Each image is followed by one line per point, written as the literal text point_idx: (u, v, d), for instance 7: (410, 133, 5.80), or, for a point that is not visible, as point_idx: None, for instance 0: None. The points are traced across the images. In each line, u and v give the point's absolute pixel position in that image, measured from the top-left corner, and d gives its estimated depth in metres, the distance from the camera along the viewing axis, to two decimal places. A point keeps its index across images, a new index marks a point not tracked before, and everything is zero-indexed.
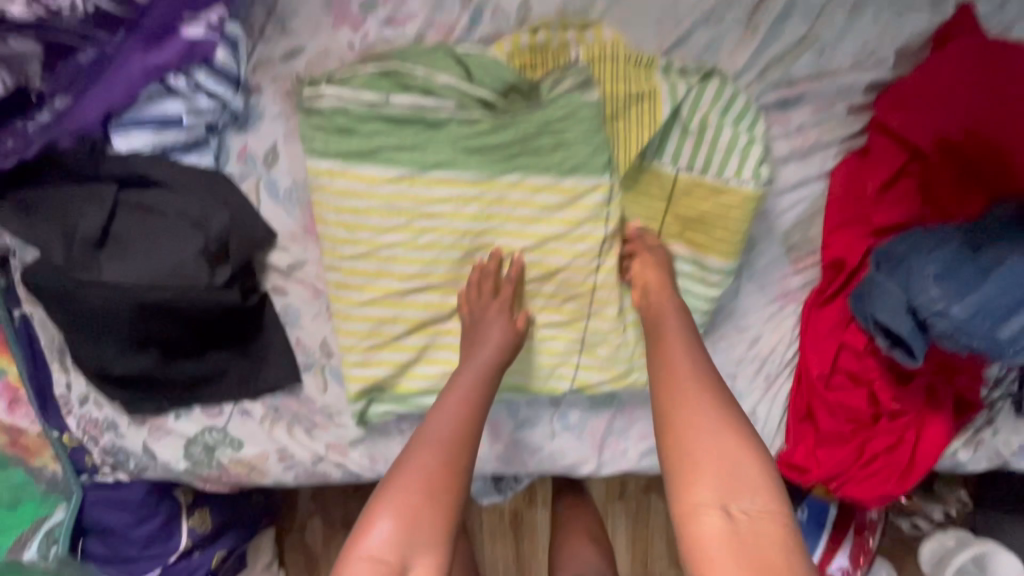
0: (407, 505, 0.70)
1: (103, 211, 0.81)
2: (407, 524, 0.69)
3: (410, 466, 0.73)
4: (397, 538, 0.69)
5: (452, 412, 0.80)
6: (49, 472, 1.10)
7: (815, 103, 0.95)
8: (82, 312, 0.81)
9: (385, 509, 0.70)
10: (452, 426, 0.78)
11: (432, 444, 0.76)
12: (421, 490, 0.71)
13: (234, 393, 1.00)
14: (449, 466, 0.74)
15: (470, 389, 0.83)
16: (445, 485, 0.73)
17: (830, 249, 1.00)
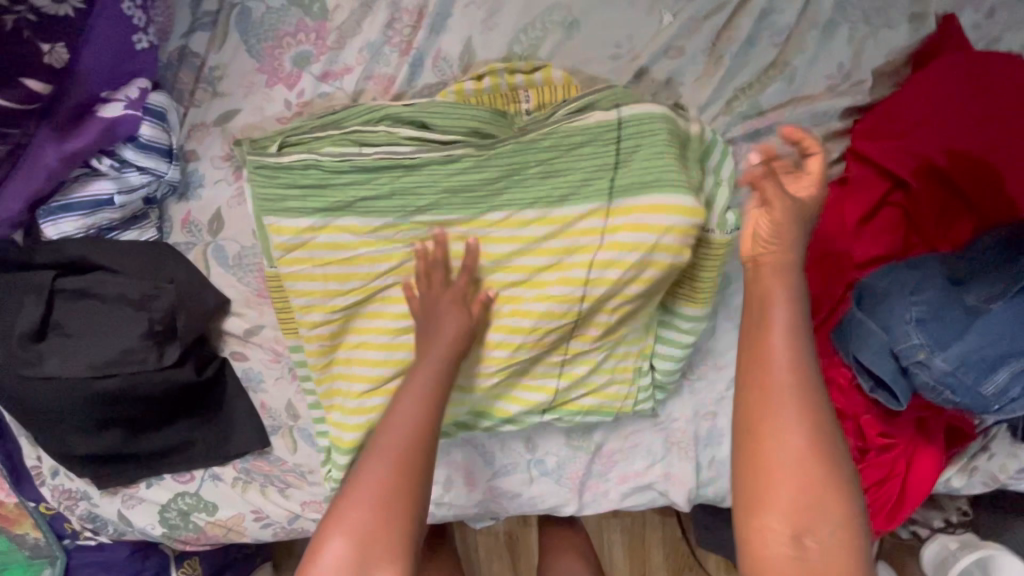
0: (357, 522, 0.65)
1: (40, 303, 0.79)
2: (359, 541, 0.65)
3: (359, 481, 0.67)
4: (349, 558, 0.64)
5: (407, 414, 0.71)
6: (31, 539, 1.09)
7: (787, 132, 0.90)
8: (32, 405, 0.81)
9: (335, 529, 0.65)
10: (405, 432, 0.70)
11: (384, 452, 0.69)
12: (372, 508, 0.66)
13: (201, 461, 0.98)
14: (401, 476, 0.68)
15: (422, 386, 0.74)
16: (399, 498, 0.67)
17: (810, 285, 0.94)
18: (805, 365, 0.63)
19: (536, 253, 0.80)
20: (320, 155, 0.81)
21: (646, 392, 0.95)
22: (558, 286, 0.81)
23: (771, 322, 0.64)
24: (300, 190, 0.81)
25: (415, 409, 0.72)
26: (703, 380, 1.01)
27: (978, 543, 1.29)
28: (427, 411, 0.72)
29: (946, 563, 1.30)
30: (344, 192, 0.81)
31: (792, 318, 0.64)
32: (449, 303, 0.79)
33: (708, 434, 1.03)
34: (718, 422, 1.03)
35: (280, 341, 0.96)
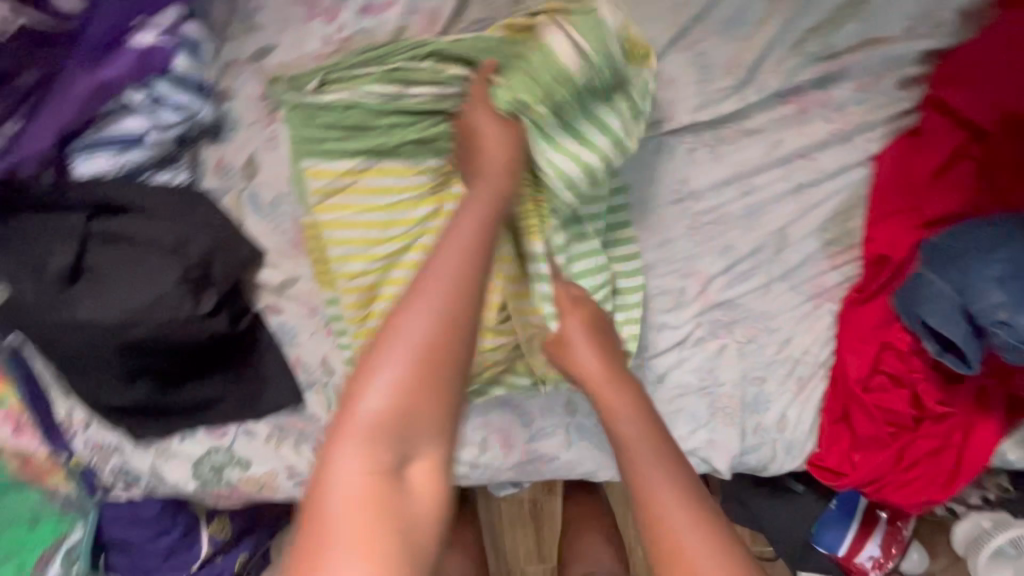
0: (405, 387, 0.55)
1: (74, 244, 0.76)
2: (397, 414, 0.54)
3: (392, 329, 0.56)
4: (378, 432, 0.54)
5: (455, 258, 0.59)
6: (63, 491, 1.06)
7: (859, 78, 0.84)
8: (67, 351, 0.78)
9: (375, 386, 0.55)
10: (437, 298, 0.57)
11: (428, 293, 0.57)
12: (422, 369, 0.55)
13: (233, 416, 0.95)
14: (439, 355, 0.56)
15: (462, 250, 0.60)
16: (439, 378, 0.56)
17: (875, 243, 0.88)
18: (677, 483, 0.65)
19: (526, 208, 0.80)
20: (359, 96, 0.78)
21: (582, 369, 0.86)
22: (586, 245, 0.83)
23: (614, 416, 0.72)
24: (345, 133, 0.79)
25: (466, 251, 0.60)
26: (752, 344, 0.96)
27: (1012, 522, 1.24)
28: (474, 255, 0.60)
29: (978, 544, 1.25)
30: (385, 138, 0.79)
31: (630, 397, 0.73)
32: (503, 148, 0.72)
33: (754, 399, 0.99)
34: (765, 387, 0.99)
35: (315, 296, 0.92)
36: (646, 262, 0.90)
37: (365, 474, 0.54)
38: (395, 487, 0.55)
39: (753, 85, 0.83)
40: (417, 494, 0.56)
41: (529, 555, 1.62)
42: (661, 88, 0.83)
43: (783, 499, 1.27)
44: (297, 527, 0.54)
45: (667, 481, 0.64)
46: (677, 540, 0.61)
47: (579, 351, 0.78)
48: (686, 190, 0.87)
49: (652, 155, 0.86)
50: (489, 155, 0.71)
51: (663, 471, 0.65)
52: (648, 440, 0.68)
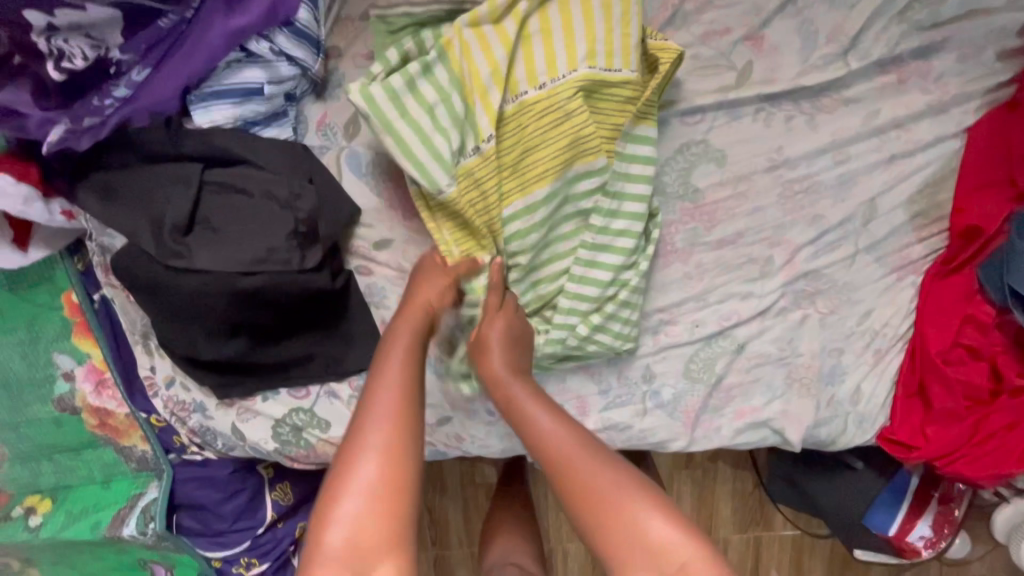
0: (353, 519, 0.63)
1: (190, 194, 0.76)
2: (356, 549, 0.63)
3: (338, 470, 0.65)
4: (347, 555, 0.62)
5: (382, 398, 0.68)
6: (139, 452, 1.09)
7: (959, 49, 0.85)
8: (177, 302, 0.79)
9: (330, 528, 0.63)
10: (370, 437, 0.66)
11: (366, 436, 0.66)
12: (368, 497, 0.64)
13: (320, 375, 0.96)
14: (394, 496, 0.64)
15: (398, 398, 0.68)
16: (395, 511, 0.64)
17: (964, 214, 0.90)
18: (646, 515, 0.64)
19: (530, 203, 0.82)
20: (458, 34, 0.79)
21: (605, 336, 0.88)
22: (622, 220, 0.86)
23: (537, 428, 0.71)
24: (448, 77, 0.80)
25: (388, 388, 0.69)
26: (834, 315, 0.97)
27: None
28: (399, 388, 0.69)
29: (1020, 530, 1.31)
30: (498, 78, 0.79)
31: (550, 412, 0.72)
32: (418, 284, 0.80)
33: (831, 370, 0.99)
34: (843, 359, 0.99)
35: (408, 257, 0.92)
36: (735, 231, 0.91)
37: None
38: None
39: (857, 53, 0.84)
40: None
41: (571, 533, 1.65)
42: (765, 55, 0.85)
43: (839, 477, 1.29)
44: None
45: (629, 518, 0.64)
46: (635, 529, 0.63)
47: (491, 360, 0.77)
48: (781, 158, 0.88)
49: (750, 122, 0.87)
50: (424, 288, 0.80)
51: (607, 468, 0.66)
52: (582, 452, 0.68)
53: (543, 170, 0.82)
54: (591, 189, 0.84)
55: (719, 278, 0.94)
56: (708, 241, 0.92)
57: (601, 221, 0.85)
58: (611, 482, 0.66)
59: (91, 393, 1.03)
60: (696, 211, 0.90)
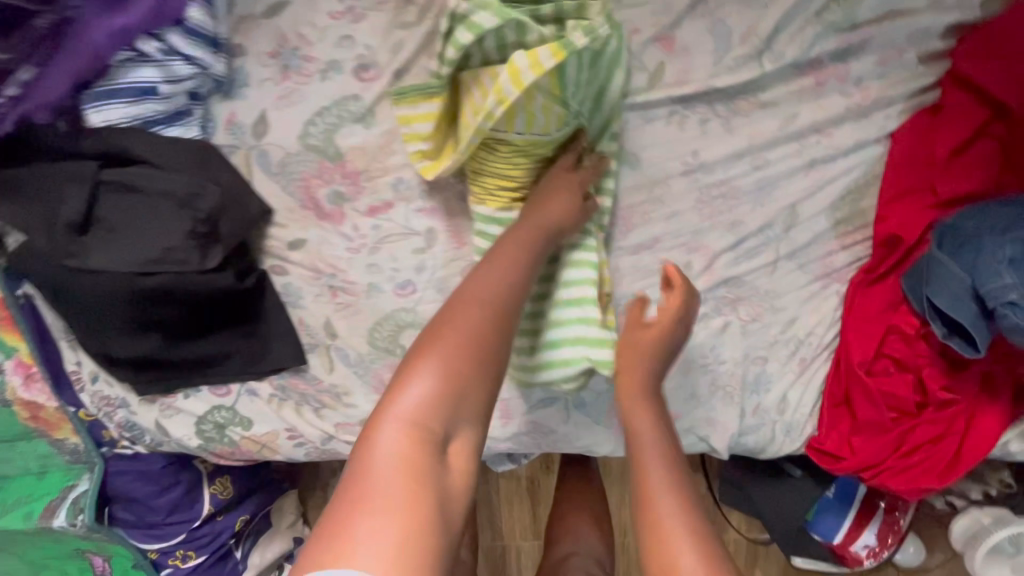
0: (452, 365, 0.61)
1: (84, 192, 0.77)
2: (438, 402, 0.59)
3: (451, 319, 0.64)
4: (439, 400, 0.59)
5: (498, 270, 0.70)
6: (71, 444, 1.10)
7: (881, 52, 0.84)
8: (76, 301, 0.79)
9: (421, 374, 0.60)
10: (487, 299, 0.66)
11: (480, 297, 0.67)
12: (470, 347, 0.62)
13: (238, 374, 0.95)
14: (475, 364, 0.62)
15: (516, 274, 0.70)
16: (472, 381, 0.61)
17: (886, 222, 0.88)
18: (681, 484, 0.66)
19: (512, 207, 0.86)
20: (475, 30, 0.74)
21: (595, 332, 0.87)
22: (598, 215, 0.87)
23: (641, 447, 0.70)
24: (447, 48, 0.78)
25: (505, 265, 0.71)
26: (757, 322, 0.94)
27: (1014, 518, 1.22)
28: (515, 270, 0.70)
29: (976, 538, 1.24)
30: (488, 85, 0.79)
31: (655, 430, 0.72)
32: (563, 192, 0.80)
33: (756, 379, 0.96)
34: (768, 366, 0.96)
35: (322, 258, 0.92)
36: (652, 235, 0.90)
37: (405, 445, 0.57)
38: (437, 458, 0.58)
39: (771, 54, 0.83)
40: (453, 473, 0.59)
41: (525, 531, 1.64)
42: (677, 56, 0.84)
43: (780, 485, 1.26)
44: (324, 513, 0.54)
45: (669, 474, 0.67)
46: (673, 563, 0.60)
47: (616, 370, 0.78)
48: (696, 162, 0.87)
49: (664, 124, 0.86)
50: (553, 206, 0.79)
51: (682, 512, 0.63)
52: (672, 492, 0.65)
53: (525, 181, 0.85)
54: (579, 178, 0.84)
55: (638, 283, 0.91)
56: (625, 245, 0.90)
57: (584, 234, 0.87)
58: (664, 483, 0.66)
59: (20, 386, 1.04)
60: (612, 214, 0.89)
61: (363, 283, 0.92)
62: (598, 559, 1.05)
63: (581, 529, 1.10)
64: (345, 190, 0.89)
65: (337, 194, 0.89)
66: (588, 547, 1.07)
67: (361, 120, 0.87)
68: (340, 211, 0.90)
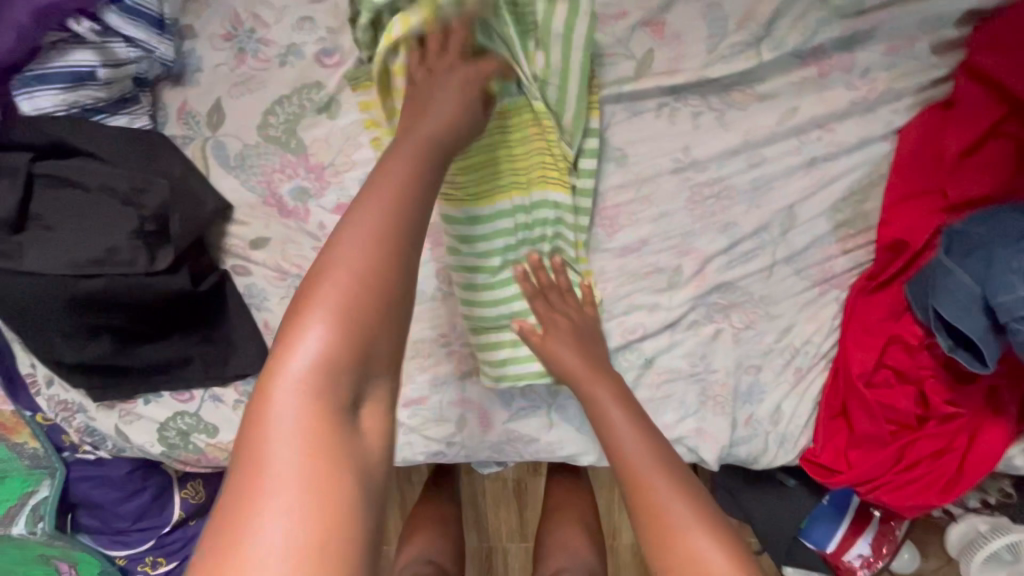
0: (348, 311, 0.47)
1: (17, 188, 0.71)
2: (335, 352, 0.47)
3: (334, 253, 0.49)
4: (340, 358, 0.47)
5: (389, 181, 0.54)
6: (30, 449, 1.05)
7: (889, 40, 0.77)
8: (10, 305, 0.73)
9: (311, 326, 0.46)
10: (377, 219, 0.50)
11: (365, 216, 0.51)
12: (363, 287, 0.48)
13: (199, 381, 0.89)
14: (378, 295, 0.48)
15: (413, 180, 0.55)
16: (374, 317, 0.48)
17: (890, 227, 0.81)
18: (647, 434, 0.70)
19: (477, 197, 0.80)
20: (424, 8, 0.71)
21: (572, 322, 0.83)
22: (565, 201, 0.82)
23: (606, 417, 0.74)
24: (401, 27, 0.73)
25: (402, 176, 0.54)
26: (750, 330, 0.88)
27: (1012, 525, 1.17)
28: (416, 181, 0.55)
29: (973, 547, 1.19)
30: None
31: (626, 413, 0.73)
32: (449, 86, 0.66)
33: (748, 390, 0.91)
34: (761, 376, 0.90)
35: (287, 259, 0.86)
36: (639, 237, 0.84)
37: (305, 411, 0.45)
38: (349, 423, 0.47)
39: (770, 42, 0.76)
40: (371, 435, 0.49)
41: (512, 533, 1.60)
42: (666, 43, 0.78)
43: (774, 493, 1.22)
44: (215, 512, 0.43)
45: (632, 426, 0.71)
46: (652, 501, 0.62)
47: (563, 355, 0.79)
48: (687, 159, 0.80)
49: (653, 117, 0.80)
50: (442, 108, 0.64)
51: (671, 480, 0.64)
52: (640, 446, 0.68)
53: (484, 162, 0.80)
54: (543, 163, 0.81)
55: (623, 288, 0.86)
56: (610, 247, 0.84)
57: (550, 211, 0.81)
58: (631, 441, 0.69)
59: None
60: (596, 214, 0.83)
61: None
62: (591, 572, 1.00)
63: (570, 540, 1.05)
64: (309, 186, 0.83)
65: (301, 190, 0.83)
66: (578, 561, 1.01)
67: (324, 110, 0.80)
68: (305, 208, 0.83)
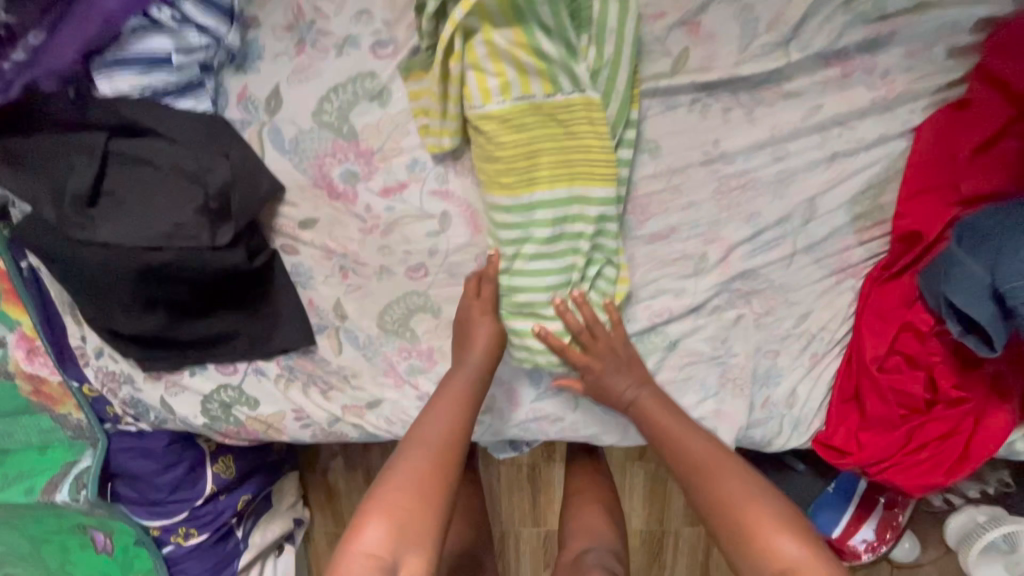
0: (398, 510, 0.69)
1: (93, 163, 0.78)
2: (394, 522, 0.68)
3: (402, 467, 0.74)
4: (389, 540, 0.67)
5: (445, 414, 0.82)
6: (74, 419, 1.09)
7: (909, 44, 0.82)
8: (84, 274, 0.81)
9: (372, 514, 0.68)
10: (434, 442, 0.78)
11: (439, 414, 0.82)
12: (416, 487, 0.72)
13: (246, 354, 0.94)
14: (428, 478, 0.73)
15: (464, 408, 0.83)
16: (428, 500, 0.71)
17: (904, 219, 0.87)
18: (704, 436, 0.85)
19: (520, 182, 0.83)
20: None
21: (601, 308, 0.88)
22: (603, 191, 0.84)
23: (667, 429, 0.86)
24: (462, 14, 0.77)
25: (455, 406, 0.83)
26: (771, 316, 0.94)
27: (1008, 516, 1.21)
28: (462, 414, 0.82)
29: (971, 537, 1.23)
30: (500, 56, 0.80)
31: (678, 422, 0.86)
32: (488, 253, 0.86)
33: (767, 373, 0.96)
34: (779, 360, 0.95)
35: (334, 238, 0.91)
36: (668, 225, 0.89)
37: None
38: None
39: (798, 43, 0.81)
40: None
41: (525, 517, 1.64)
42: (701, 43, 0.83)
43: (784, 478, 1.26)
44: None
45: (696, 436, 0.85)
46: (720, 488, 0.78)
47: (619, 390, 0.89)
48: (716, 152, 0.85)
49: (685, 112, 0.85)
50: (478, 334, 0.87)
51: (734, 477, 0.79)
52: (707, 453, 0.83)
53: (544, 147, 0.82)
54: (589, 154, 0.82)
55: (652, 273, 0.91)
56: (640, 234, 0.89)
57: (596, 211, 0.84)
58: (701, 448, 0.84)
59: (24, 360, 1.03)
60: (629, 203, 0.88)
61: (375, 265, 0.91)
62: (614, 553, 1.04)
63: (595, 521, 1.09)
64: (358, 169, 0.87)
65: (351, 173, 0.88)
66: (601, 542, 1.05)
67: (376, 98, 0.85)
68: (354, 190, 0.88)
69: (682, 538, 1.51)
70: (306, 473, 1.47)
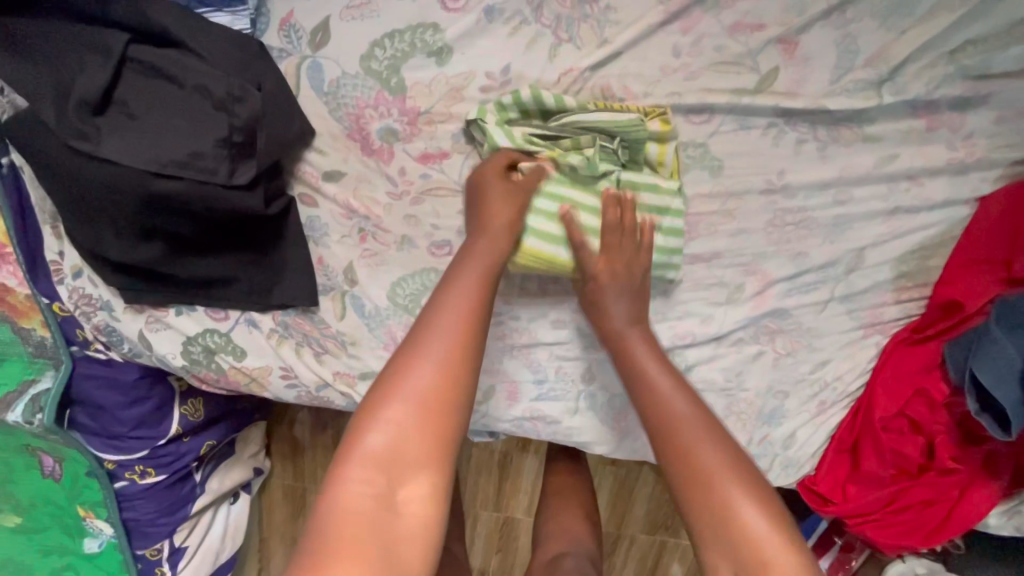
0: (398, 425, 0.60)
1: (107, 67, 0.70)
2: (400, 448, 0.60)
3: (396, 374, 0.63)
4: (388, 459, 0.60)
5: (453, 307, 0.67)
6: (37, 336, 1.00)
7: (1001, 109, 0.81)
8: (76, 192, 0.72)
9: (370, 425, 0.60)
10: (436, 348, 0.64)
11: (448, 309, 0.67)
12: (418, 408, 0.61)
13: (240, 302, 0.85)
14: (439, 399, 0.62)
15: (475, 296, 0.69)
16: (439, 426, 0.62)
17: (948, 286, 0.84)
18: (706, 415, 0.68)
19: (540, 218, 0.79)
20: (594, 122, 0.77)
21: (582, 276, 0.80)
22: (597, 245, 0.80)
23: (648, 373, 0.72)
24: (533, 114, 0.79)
25: (464, 300, 0.68)
26: (790, 357, 0.89)
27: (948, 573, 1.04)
28: (473, 308, 0.68)
29: None
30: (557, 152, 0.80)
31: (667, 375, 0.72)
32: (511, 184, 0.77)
33: (771, 412, 0.90)
34: (785, 403, 0.90)
35: (357, 197, 0.84)
36: (712, 248, 0.85)
37: (359, 509, 0.58)
38: (388, 507, 0.58)
39: (893, 85, 0.80)
40: (408, 518, 0.59)
41: (486, 500, 1.62)
42: (795, 64, 0.80)
43: None
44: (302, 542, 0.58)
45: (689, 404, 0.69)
46: (706, 472, 0.64)
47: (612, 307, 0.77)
48: (779, 183, 0.83)
49: (760, 134, 0.82)
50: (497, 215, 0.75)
51: (720, 448, 0.66)
52: (699, 421, 0.68)
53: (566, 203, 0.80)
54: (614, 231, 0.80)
55: (684, 293, 0.86)
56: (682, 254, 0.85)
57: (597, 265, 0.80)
58: (684, 409, 0.69)
59: None
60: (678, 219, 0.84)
61: (397, 234, 0.84)
62: (590, 557, 1.01)
63: (572, 526, 1.06)
64: (399, 129, 0.81)
65: (390, 131, 0.81)
66: (579, 546, 1.01)
67: (435, 55, 0.79)
68: (390, 150, 0.82)
69: (635, 544, 1.52)
70: (275, 422, 1.42)
